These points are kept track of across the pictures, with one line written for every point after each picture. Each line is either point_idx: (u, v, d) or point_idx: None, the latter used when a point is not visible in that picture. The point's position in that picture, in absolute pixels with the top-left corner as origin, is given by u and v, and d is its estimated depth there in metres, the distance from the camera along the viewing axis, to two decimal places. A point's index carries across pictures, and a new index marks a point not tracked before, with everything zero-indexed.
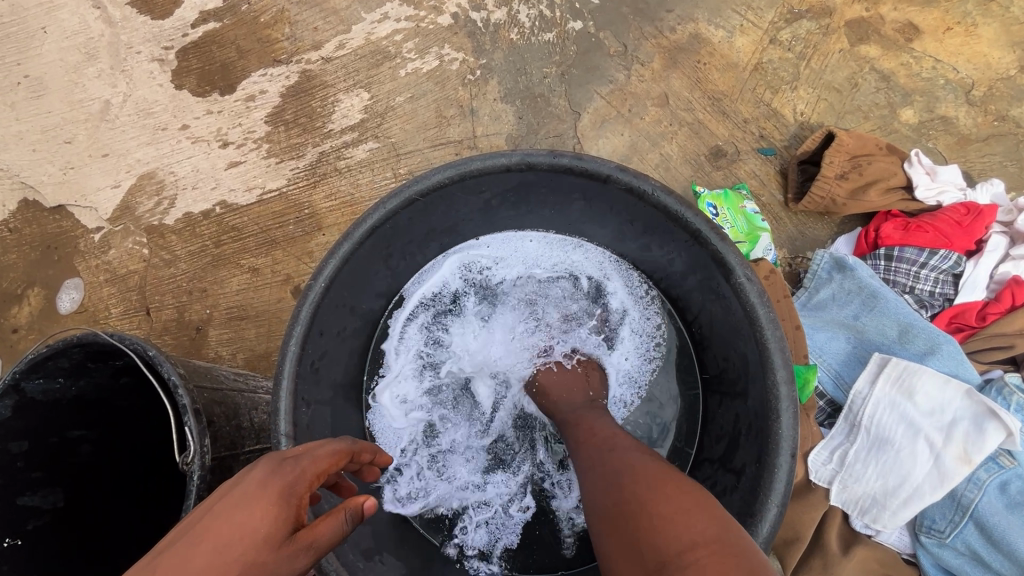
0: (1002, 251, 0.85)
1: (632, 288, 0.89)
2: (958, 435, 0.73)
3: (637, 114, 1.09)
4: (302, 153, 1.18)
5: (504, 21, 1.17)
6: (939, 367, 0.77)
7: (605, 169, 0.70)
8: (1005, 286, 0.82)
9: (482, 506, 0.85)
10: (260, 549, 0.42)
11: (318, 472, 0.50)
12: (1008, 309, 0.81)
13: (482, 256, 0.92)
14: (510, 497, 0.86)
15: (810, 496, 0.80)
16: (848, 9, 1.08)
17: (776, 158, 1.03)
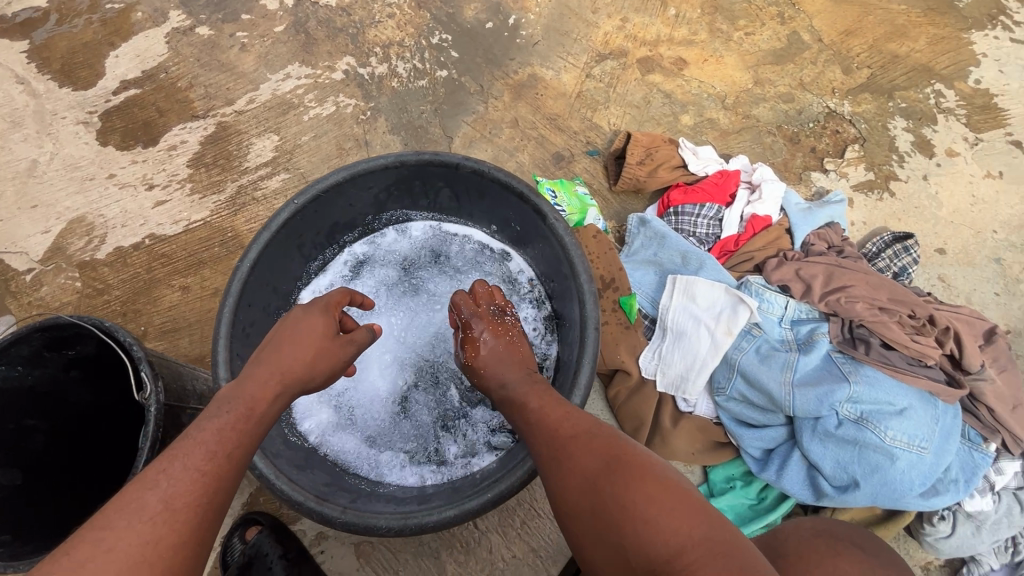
0: (745, 199, 1.22)
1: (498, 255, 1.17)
2: (724, 319, 1.04)
3: (496, 134, 1.42)
4: (222, 189, 1.39)
5: (386, 74, 1.49)
6: (707, 276, 1.10)
7: (454, 159, 0.99)
8: (748, 221, 1.18)
9: (395, 433, 1.05)
10: (319, 340, 0.84)
11: (335, 304, 0.90)
12: (752, 236, 1.16)
13: (381, 248, 1.19)
14: (418, 423, 1.06)
15: (644, 389, 1.09)
16: (637, 51, 1.49)
17: (599, 157, 1.39)
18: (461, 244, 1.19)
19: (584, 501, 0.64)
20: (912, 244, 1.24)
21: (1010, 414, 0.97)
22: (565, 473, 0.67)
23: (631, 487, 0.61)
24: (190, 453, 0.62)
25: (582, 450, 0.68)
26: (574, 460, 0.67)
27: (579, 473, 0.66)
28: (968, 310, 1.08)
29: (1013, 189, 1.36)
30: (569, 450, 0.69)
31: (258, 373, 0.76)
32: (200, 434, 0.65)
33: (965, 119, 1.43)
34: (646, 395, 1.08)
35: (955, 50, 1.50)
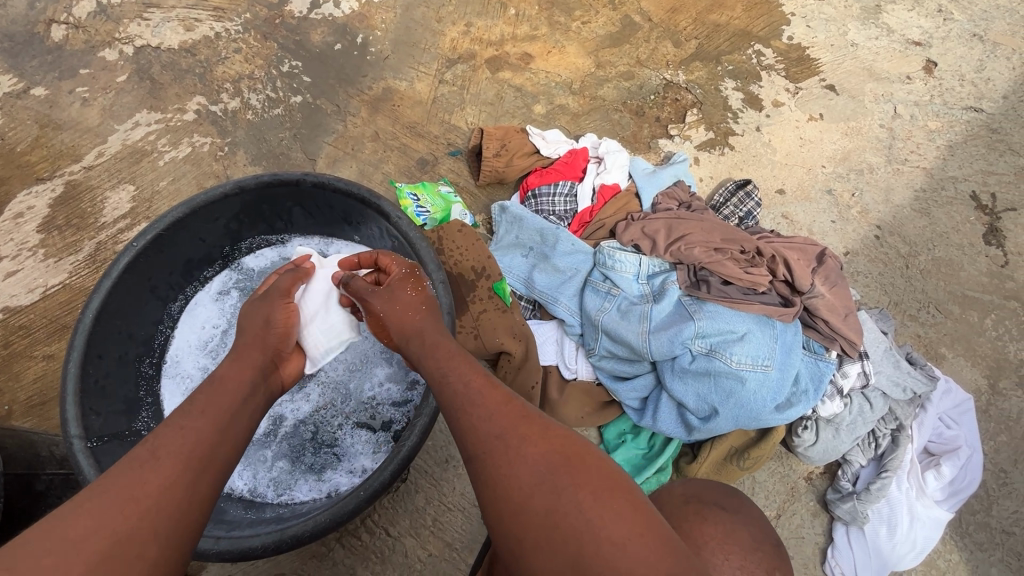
0: (595, 172, 1.30)
1: (365, 265, 1.17)
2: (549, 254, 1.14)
3: (359, 150, 1.45)
4: (80, 248, 1.34)
5: (240, 107, 1.48)
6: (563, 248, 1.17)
7: (294, 176, 1.01)
8: (599, 192, 1.27)
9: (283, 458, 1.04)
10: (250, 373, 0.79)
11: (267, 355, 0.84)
12: (604, 204, 1.26)
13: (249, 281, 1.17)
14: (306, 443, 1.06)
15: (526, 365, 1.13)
16: (484, 52, 1.56)
17: (461, 156, 1.44)
18: (331, 260, 1.19)
19: (537, 501, 0.61)
20: (752, 189, 1.35)
21: (842, 321, 1.08)
22: (515, 466, 0.64)
23: (583, 501, 0.60)
24: (146, 480, 0.59)
25: (531, 456, 0.64)
26: (530, 462, 0.64)
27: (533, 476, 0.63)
28: (800, 238, 1.20)
29: (833, 128, 1.51)
30: (525, 442, 0.66)
31: (226, 390, 0.73)
32: (147, 450, 0.62)
33: (785, 72, 1.57)
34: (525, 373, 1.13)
35: (768, 12, 1.65)
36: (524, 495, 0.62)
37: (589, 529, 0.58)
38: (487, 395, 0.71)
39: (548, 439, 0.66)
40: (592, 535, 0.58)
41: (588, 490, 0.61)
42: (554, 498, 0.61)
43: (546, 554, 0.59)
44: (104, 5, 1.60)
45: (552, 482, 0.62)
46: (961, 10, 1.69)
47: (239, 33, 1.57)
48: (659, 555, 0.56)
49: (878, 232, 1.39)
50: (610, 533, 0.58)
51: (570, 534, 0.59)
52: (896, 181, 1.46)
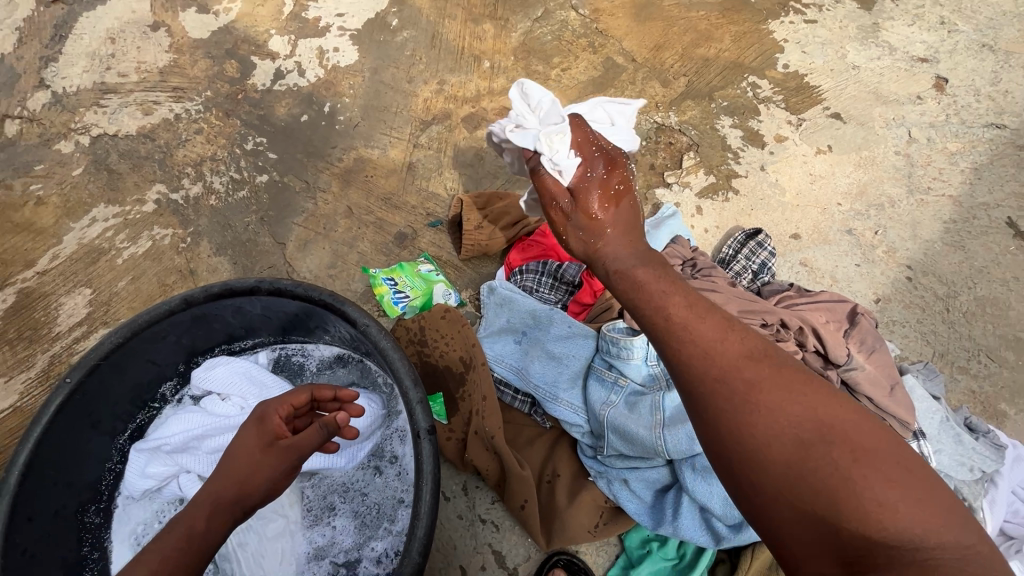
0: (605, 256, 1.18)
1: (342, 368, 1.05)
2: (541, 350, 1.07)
3: (331, 228, 1.34)
4: (32, 363, 1.23)
5: (202, 193, 1.38)
6: (558, 331, 1.07)
7: (248, 284, 0.90)
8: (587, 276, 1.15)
9: None
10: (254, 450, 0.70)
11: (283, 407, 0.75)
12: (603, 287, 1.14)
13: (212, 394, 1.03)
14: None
15: (510, 483, 1.00)
16: (460, 110, 1.46)
17: (442, 226, 1.33)
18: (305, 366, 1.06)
19: (757, 395, 0.53)
20: (764, 238, 1.22)
21: (889, 397, 0.93)
22: (768, 399, 0.53)
23: (841, 449, 0.49)
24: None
25: (774, 388, 0.53)
26: (866, 470, 0.48)
27: (860, 484, 0.47)
28: (826, 295, 1.06)
29: (844, 160, 1.39)
30: (765, 380, 0.54)
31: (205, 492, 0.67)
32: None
33: (784, 103, 1.46)
34: (513, 489, 1.00)
35: (759, 41, 1.55)
36: (764, 433, 0.52)
37: (853, 489, 0.47)
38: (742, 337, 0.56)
39: (789, 377, 0.54)
40: (859, 496, 0.47)
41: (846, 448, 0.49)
42: (798, 435, 0.51)
43: (796, 491, 0.49)
44: (59, 94, 1.53)
45: (802, 418, 0.51)
46: (965, 20, 1.58)
47: (200, 113, 1.48)
48: (934, 523, 0.46)
49: (909, 273, 1.25)
50: (882, 496, 0.47)
51: (835, 492, 0.48)
52: (921, 214, 1.32)
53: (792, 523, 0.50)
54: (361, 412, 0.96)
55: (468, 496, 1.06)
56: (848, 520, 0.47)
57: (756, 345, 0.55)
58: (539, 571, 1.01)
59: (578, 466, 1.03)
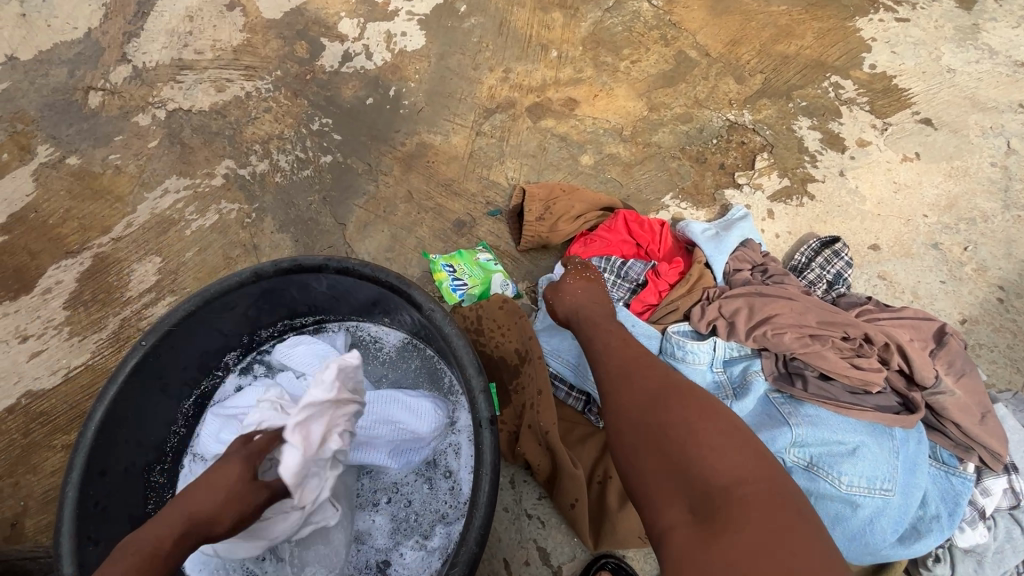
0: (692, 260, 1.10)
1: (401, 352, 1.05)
2: None
3: (391, 212, 1.34)
4: (104, 325, 1.28)
5: (268, 170, 1.41)
6: None
7: (316, 262, 0.90)
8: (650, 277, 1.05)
9: None
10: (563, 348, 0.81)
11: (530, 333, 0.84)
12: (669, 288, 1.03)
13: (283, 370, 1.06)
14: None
15: (562, 481, 0.98)
16: (525, 99, 1.44)
17: (501, 216, 1.31)
18: (371, 350, 1.06)
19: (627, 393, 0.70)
20: (842, 247, 1.15)
21: (981, 425, 0.86)
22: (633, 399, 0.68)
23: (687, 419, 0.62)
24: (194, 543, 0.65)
25: (652, 388, 0.69)
26: (706, 436, 0.59)
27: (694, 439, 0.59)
28: (911, 311, 0.99)
29: (933, 169, 1.30)
30: (642, 383, 0.70)
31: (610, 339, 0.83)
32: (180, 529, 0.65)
33: (869, 106, 1.37)
34: (564, 488, 0.98)
35: (844, 39, 1.46)
36: (634, 420, 0.66)
37: (693, 444, 0.59)
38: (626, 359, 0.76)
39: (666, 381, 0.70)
40: (696, 449, 0.58)
41: (692, 417, 0.62)
42: (659, 417, 0.64)
43: (651, 464, 0.61)
44: (140, 69, 1.59)
45: (660, 403, 0.65)
46: None
47: (270, 92, 1.51)
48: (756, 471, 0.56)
49: (1001, 294, 1.16)
50: (710, 447, 0.58)
51: (677, 445, 0.60)
52: (1018, 231, 1.22)
53: (651, 482, 0.59)
54: (427, 416, 0.94)
55: (515, 490, 1.05)
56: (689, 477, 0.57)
57: (638, 365, 0.74)
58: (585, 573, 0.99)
59: None
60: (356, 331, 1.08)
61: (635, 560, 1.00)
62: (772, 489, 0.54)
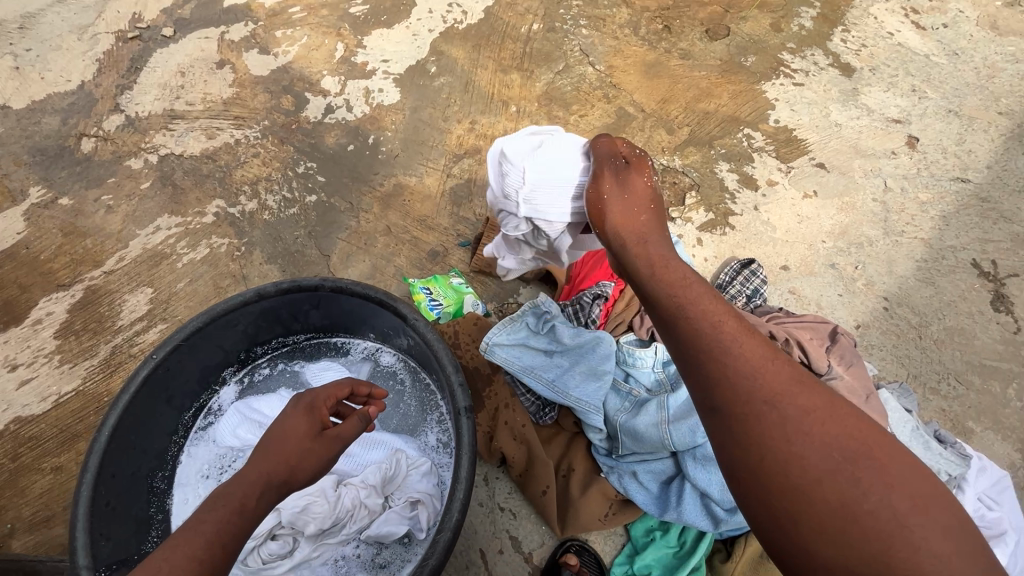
0: None
1: (393, 369, 1.20)
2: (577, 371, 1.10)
3: (371, 244, 1.50)
4: (95, 352, 1.35)
5: (257, 208, 1.55)
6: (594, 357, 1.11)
7: (313, 282, 1.05)
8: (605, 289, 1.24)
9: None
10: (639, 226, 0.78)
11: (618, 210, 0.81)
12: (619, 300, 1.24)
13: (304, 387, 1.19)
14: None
15: (537, 467, 1.13)
16: (489, 147, 1.65)
17: (470, 246, 1.48)
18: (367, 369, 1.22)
19: (774, 429, 0.56)
20: (757, 267, 1.37)
21: (864, 403, 1.06)
22: (797, 444, 0.55)
23: (873, 475, 0.52)
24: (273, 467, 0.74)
25: (814, 427, 0.55)
26: (904, 506, 0.51)
27: (900, 521, 0.50)
28: (810, 316, 1.21)
29: (828, 203, 1.57)
30: (794, 416, 0.56)
31: (733, 327, 0.63)
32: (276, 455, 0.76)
33: (775, 153, 1.66)
34: (537, 475, 1.12)
35: (753, 99, 1.77)
36: (806, 478, 0.54)
37: (894, 519, 0.50)
38: (755, 364, 0.60)
39: (830, 408, 0.56)
40: (904, 535, 0.50)
41: (890, 479, 0.52)
42: (837, 478, 0.53)
43: (836, 542, 0.51)
44: (132, 118, 1.72)
45: (833, 462, 0.53)
46: (933, 89, 1.80)
47: (258, 139, 1.67)
48: (965, 553, 0.49)
49: (886, 303, 1.41)
50: (915, 519, 0.50)
51: (877, 524, 0.50)
52: (896, 252, 1.49)
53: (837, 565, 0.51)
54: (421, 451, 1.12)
55: (488, 486, 1.17)
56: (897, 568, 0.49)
57: (772, 372, 0.59)
58: (553, 557, 1.10)
59: (592, 463, 1.14)
60: (348, 351, 1.22)
61: (597, 543, 1.13)
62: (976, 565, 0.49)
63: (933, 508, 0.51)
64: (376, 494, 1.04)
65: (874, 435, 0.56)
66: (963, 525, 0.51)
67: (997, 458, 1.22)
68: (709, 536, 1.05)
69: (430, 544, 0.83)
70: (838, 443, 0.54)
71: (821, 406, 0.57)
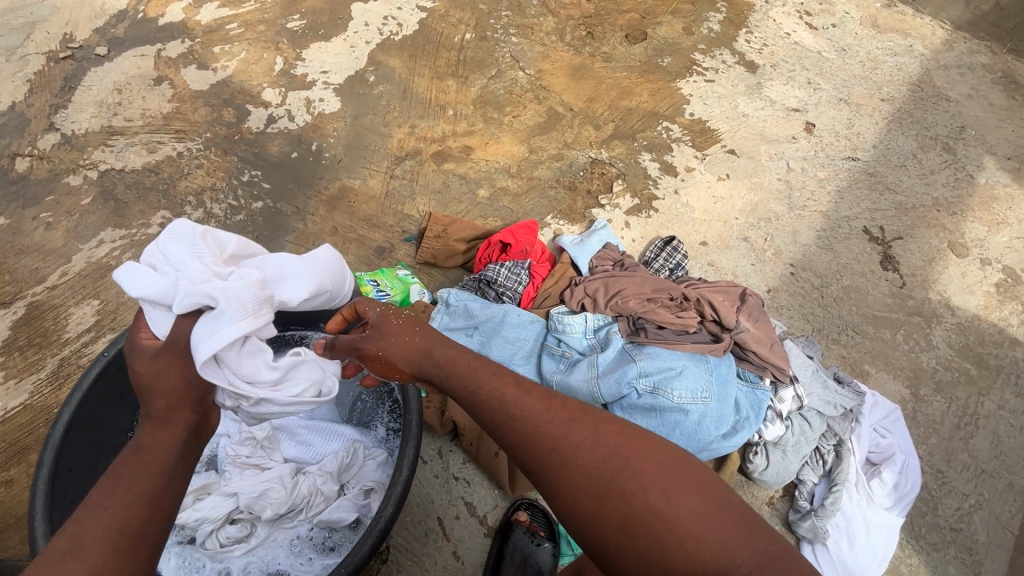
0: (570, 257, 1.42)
1: None
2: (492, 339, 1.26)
3: (319, 244, 1.56)
4: (42, 366, 1.35)
5: (203, 217, 1.58)
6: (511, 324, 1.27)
7: None
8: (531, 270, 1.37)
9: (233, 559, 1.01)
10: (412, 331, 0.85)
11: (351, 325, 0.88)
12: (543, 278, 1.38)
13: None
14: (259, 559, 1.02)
15: (487, 433, 1.22)
16: (429, 148, 1.75)
17: (415, 241, 1.57)
18: None
19: (563, 473, 0.70)
20: (678, 243, 1.52)
21: (769, 350, 1.21)
22: (578, 479, 0.69)
23: (634, 486, 0.67)
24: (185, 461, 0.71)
25: (586, 460, 0.69)
26: (662, 500, 0.65)
27: (660, 515, 0.65)
28: (723, 282, 1.35)
29: (739, 184, 1.74)
30: (572, 458, 0.70)
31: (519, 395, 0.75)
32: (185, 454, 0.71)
33: (691, 142, 1.82)
34: (489, 439, 1.21)
35: (670, 95, 1.93)
36: (592, 506, 0.68)
37: (656, 514, 0.65)
38: (541, 421, 0.73)
39: (596, 441, 0.70)
40: (668, 523, 0.64)
41: (644, 483, 0.67)
42: (610, 500, 0.67)
43: (627, 547, 0.66)
44: (68, 136, 1.72)
45: (607, 489, 0.67)
46: (826, 81, 2.02)
47: (201, 151, 1.70)
48: (715, 515, 0.65)
49: (792, 269, 1.58)
50: (671, 507, 0.65)
51: (644, 524, 0.65)
52: (799, 225, 1.67)
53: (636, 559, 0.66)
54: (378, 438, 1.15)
55: (443, 458, 1.26)
56: (672, 550, 0.64)
57: (549, 427, 0.72)
58: (505, 515, 1.20)
59: None
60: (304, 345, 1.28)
61: (545, 500, 1.23)
62: (726, 519, 0.65)
63: (684, 488, 0.67)
64: (332, 480, 1.06)
65: (634, 444, 0.70)
66: (709, 491, 0.67)
67: (889, 395, 1.39)
68: None
69: (383, 502, 0.90)
70: (599, 457, 0.69)
71: (591, 436, 0.71)
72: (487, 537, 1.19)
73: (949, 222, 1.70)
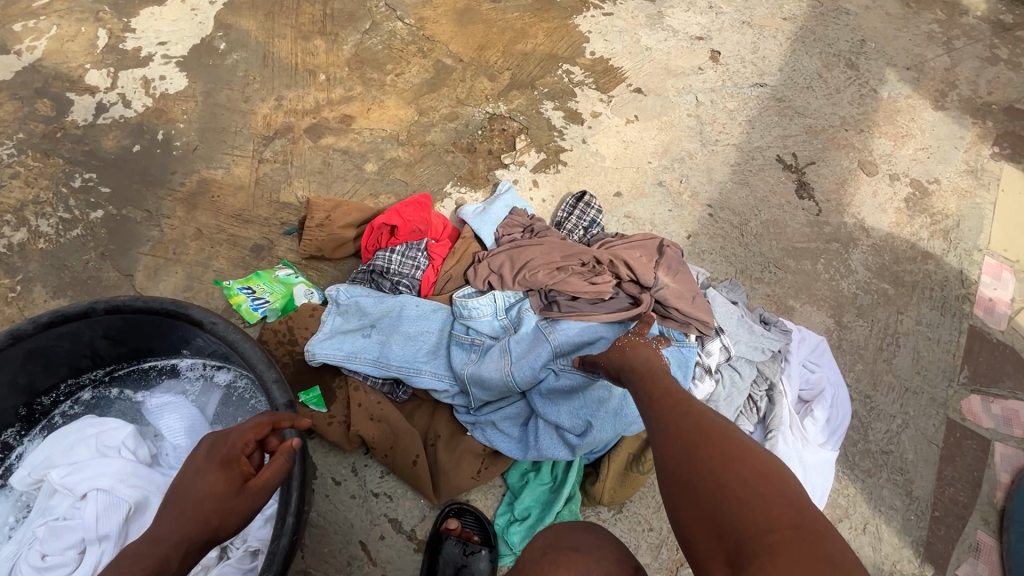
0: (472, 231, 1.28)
1: (223, 385, 1.07)
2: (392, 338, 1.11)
3: (181, 252, 1.32)
4: None
5: (28, 238, 1.30)
6: (411, 317, 1.13)
7: (81, 306, 0.90)
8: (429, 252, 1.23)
9: None
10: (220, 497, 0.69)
11: (244, 441, 0.73)
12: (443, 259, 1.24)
13: (141, 422, 1.06)
14: None
15: (401, 442, 1.08)
16: (302, 122, 1.51)
17: (298, 233, 1.36)
18: (198, 391, 1.08)
19: (658, 425, 0.68)
20: (590, 198, 1.40)
21: (692, 305, 1.14)
22: (664, 435, 0.66)
23: (716, 456, 0.59)
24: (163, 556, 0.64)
25: (680, 422, 0.66)
26: (739, 476, 0.57)
27: (728, 487, 0.56)
28: (639, 235, 1.25)
29: (649, 126, 1.63)
30: (665, 418, 0.68)
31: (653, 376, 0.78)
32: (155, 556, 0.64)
33: (595, 85, 1.68)
34: (404, 447, 1.08)
35: (568, 34, 1.76)
36: (667, 457, 0.63)
37: (728, 482, 0.57)
38: (667, 388, 0.74)
39: (703, 412, 0.67)
40: (738, 496, 0.55)
41: (724, 455, 0.60)
42: (686, 452, 0.62)
43: (689, 508, 0.58)
44: None
45: (688, 445, 0.62)
46: (727, 4, 1.91)
47: (14, 156, 1.39)
48: (792, 511, 0.53)
49: (710, 210, 1.50)
50: (743, 481, 0.56)
51: (711, 484, 0.58)
52: (713, 162, 1.58)
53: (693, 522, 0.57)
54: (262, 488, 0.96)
55: (358, 475, 1.11)
56: (730, 515, 0.55)
57: (670, 396, 0.72)
58: (435, 526, 1.08)
59: (456, 424, 1.11)
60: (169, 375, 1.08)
61: (478, 500, 1.13)
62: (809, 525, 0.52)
63: (766, 477, 0.57)
64: None
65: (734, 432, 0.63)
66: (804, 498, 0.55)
67: (815, 328, 1.37)
68: (576, 461, 1.10)
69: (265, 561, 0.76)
70: (696, 419, 0.65)
71: (693, 409, 0.68)
72: (418, 552, 1.07)
73: (858, 140, 1.67)
